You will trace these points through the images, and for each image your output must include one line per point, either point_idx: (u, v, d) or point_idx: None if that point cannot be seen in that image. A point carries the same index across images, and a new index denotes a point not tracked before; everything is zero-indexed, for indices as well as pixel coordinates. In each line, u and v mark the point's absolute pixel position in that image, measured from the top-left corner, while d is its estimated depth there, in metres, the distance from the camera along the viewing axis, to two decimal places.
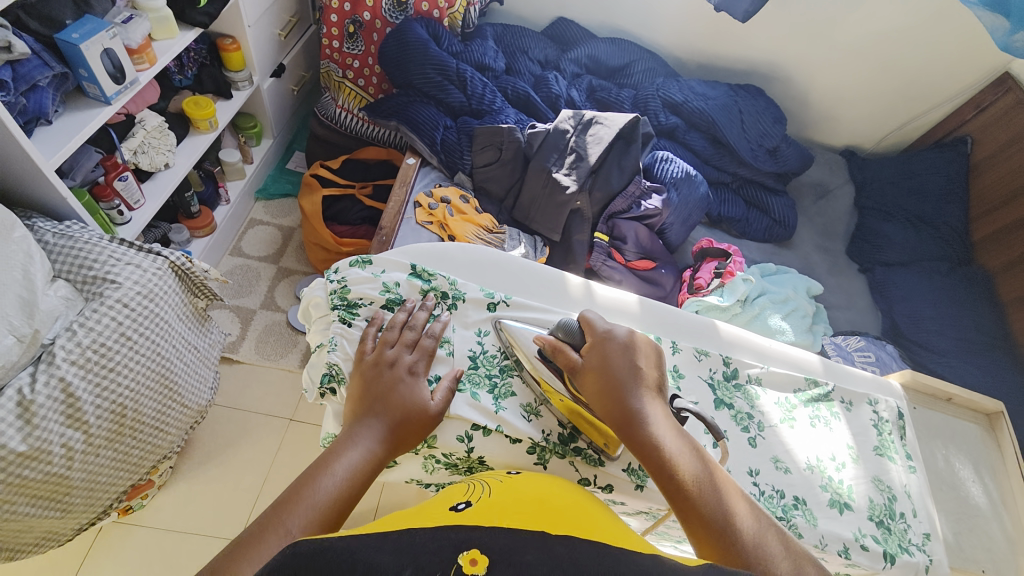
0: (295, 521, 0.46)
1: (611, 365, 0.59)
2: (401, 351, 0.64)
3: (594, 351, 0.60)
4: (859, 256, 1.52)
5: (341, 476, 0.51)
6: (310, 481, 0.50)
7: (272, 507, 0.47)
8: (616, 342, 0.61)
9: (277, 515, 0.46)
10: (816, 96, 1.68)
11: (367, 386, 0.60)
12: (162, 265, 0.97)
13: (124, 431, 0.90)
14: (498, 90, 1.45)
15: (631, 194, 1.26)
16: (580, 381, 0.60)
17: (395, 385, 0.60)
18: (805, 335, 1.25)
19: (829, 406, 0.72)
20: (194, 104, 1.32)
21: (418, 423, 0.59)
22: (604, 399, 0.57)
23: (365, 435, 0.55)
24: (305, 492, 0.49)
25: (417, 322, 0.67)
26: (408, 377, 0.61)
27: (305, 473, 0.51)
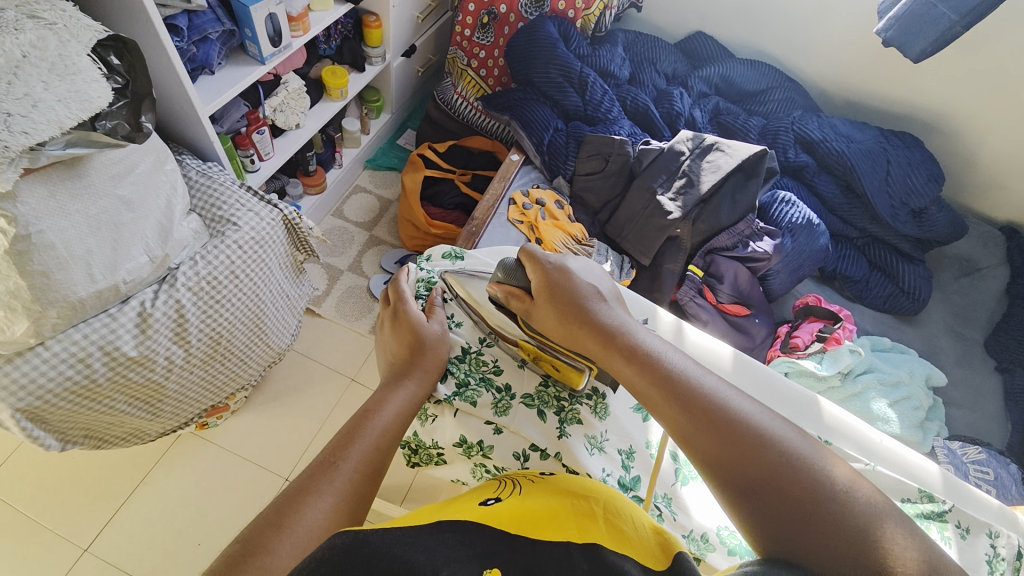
0: (349, 463, 0.50)
1: (572, 284, 0.62)
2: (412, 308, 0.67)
3: (540, 280, 0.62)
4: (1000, 352, 1.28)
5: (382, 424, 0.54)
6: (355, 435, 0.52)
7: (326, 456, 0.51)
8: (560, 270, 0.63)
9: (331, 463, 0.50)
10: (986, 157, 1.44)
11: (400, 342, 0.64)
12: (276, 216, 1.05)
13: (217, 355, 1.00)
14: (618, 99, 1.40)
15: (739, 232, 1.16)
16: (534, 309, 0.63)
17: (405, 329, 0.64)
18: (915, 431, 1.07)
19: (940, 528, 0.60)
20: (331, 74, 1.43)
21: (436, 349, 0.64)
22: (568, 322, 0.60)
23: (394, 383, 0.59)
24: (354, 442, 0.52)
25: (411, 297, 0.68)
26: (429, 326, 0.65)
27: (351, 420, 0.54)
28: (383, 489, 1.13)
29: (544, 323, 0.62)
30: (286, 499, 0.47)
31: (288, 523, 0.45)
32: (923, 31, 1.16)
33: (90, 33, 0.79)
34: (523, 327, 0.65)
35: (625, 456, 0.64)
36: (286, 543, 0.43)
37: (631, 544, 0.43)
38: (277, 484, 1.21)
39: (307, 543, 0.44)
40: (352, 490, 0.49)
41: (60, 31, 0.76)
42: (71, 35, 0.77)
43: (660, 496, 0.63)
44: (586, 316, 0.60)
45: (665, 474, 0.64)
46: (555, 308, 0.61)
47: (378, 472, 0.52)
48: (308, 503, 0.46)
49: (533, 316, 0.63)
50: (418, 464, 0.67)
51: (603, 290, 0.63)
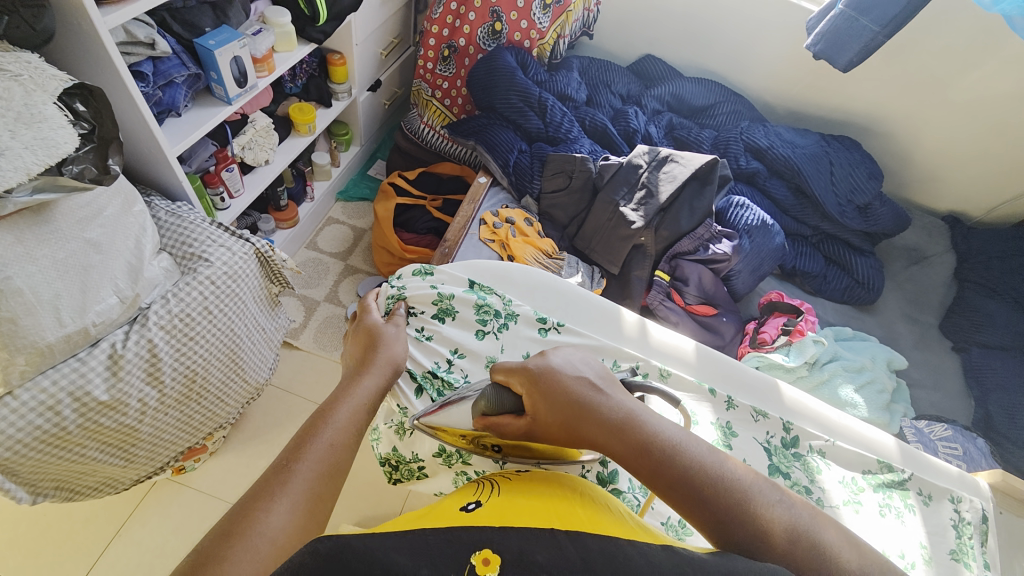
0: (304, 466, 0.49)
1: (567, 385, 0.52)
2: (375, 316, 0.67)
3: (533, 391, 0.52)
4: (954, 333, 1.36)
5: (338, 424, 0.53)
6: (308, 439, 0.51)
7: (280, 463, 0.49)
8: (549, 371, 0.53)
9: (284, 468, 0.48)
10: (919, 154, 1.56)
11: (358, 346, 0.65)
12: (248, 250, 1.06)
13: (192, 395, 0.99)
14: (577, 120, 1.47)
15: (699, 236, 1.22)
16: (535, 427, 0.52)
17: (367, 337, 0.65)
18: (882, 413, 1.12)
19: (903, 496, 0.63)
20: (298, 110, 1.46)
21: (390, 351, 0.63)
22: (572, 437, 0.50)
23: (360, 386, 0.58)
24: (309, 445, 0.51)
25: (375, 306, 0.69)
26: (385, 328, 0.66)
27: (302, 429, 0.53)
28: (371, 519, 1.11)
29: (547, 434, 0.52)
30: (242, 508, 0.45)
31: (246, 529, 0.43)
32: (848, 43, 1.27)
33: (55, 82, 0.81)
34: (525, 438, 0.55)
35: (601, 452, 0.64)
36: (242, 550, 0.42)
37: (608, 525, 0.44)
38: None
39: (266, 552, 0.43)
40: (310, 490, 0.48)
41: (24, 81, 0.78)
42: (35, 84, 0.79)
43: (638, 487, 0.63)
44: (590, 421, 0.50)
45: None
46: (555, 421, 0.51)
47: (338, 472, 0.51)
48: (265, 506, 0.45)
49: (532, 433, 0.52)
50: (399, 480, 0.68)
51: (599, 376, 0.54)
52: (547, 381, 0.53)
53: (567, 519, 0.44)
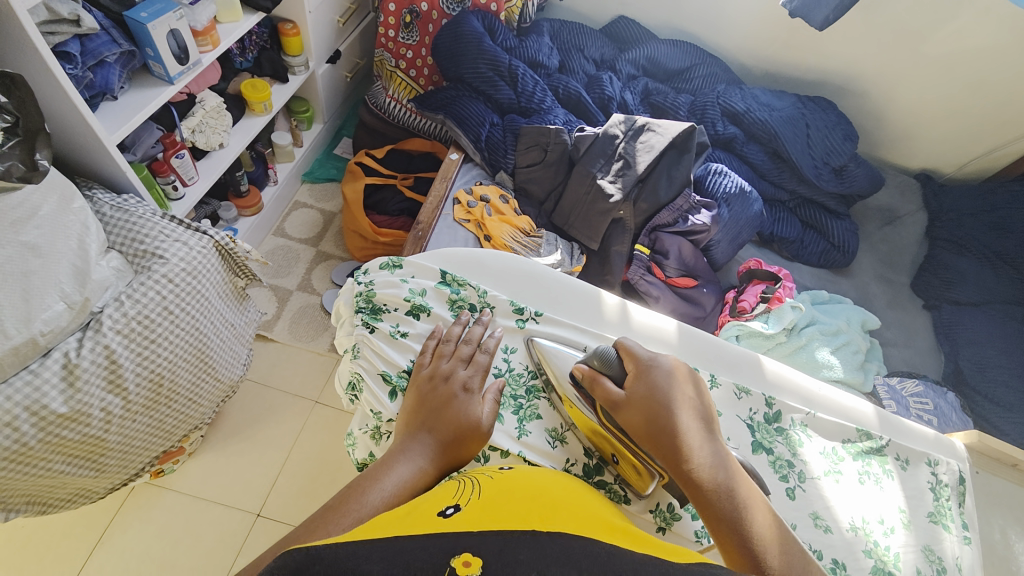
0: (337, 527, 0.39)
1: (667, 394, 0.52)
2: (455, 365, 0.55)
3: (640, 380, 0.53)
4: (925, 291, 1.40)
5: (389, 490, 0.43)
6: (357, 494, 0.43)
7: (317, 517, 0.41)
8: (662, 369, 0.54)
9: (319, 522, 0.40)
10: (893, 113, 1.55)
11: (421, 401, 0.52)
12: (207, 244, 1.00)
13: (160, 399, 0.94)
14: (550, 89, 1.41)
15: (678, 207, 1.20)
16: (622, 406, 0.52)
17: (450, 399, 0.52)
18: (856, 373, 1.15)
19: (881, 462, 0.64)
20: (251, 87, 1.36)
21: (470, 427, 0.51)
22: (656, 436, 0.50)
23: (418, 450, 0.47)
24: (351, 504, 0.42)
25: (477, 338, 0.59)
26: (462, 394, 0.53)
27: (350, 483, 0.44)
28: None
29: (630, 421, 0.51)
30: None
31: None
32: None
33: None
34: (601, 417, 0.54)
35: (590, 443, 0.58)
36: None
37: (594, 527, 0.40)
38: (247, 521, 1.16)
39: None
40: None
41: None
42: None
43: None
44: (676, 434, 0.49)
45: None
46: (645, 408, 0.51)
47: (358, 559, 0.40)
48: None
49: (620, 411, 0.52)
50: None
51: (706, 409, 0.53)
52: (651, 375, 0.54)
53: (550, 521, 0.39)
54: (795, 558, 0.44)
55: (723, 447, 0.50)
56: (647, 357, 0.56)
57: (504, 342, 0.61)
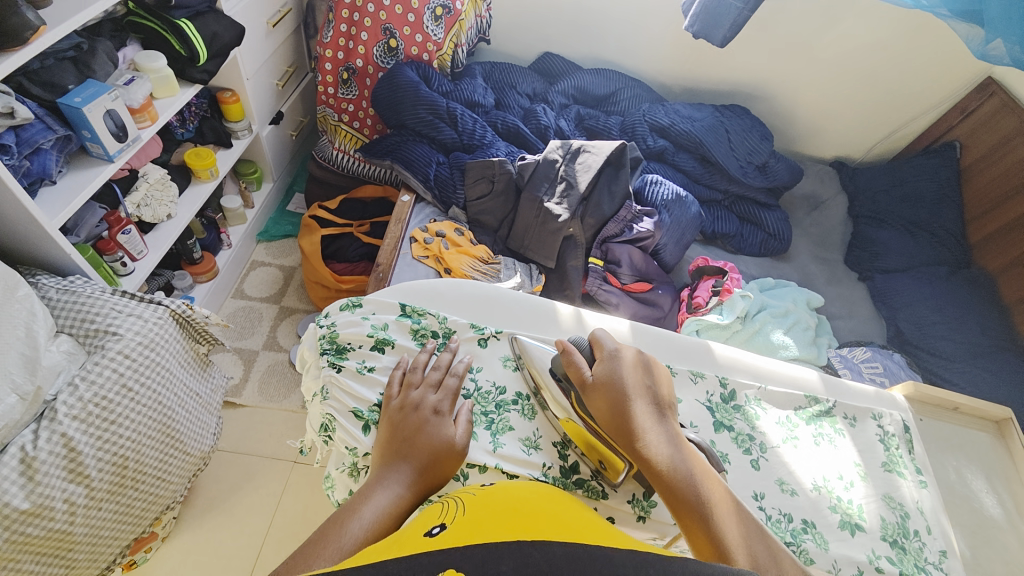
0: (321, 562, 0.40)
1: (626, 382, 0.57)
2: (425, 393, 0.57)
3: (605, 374, 0.58)
4: (857, 265, 1.52)
5: (369, 519, 0.45)
6: (337, 526, 0.44)
7: (298, 553, 0.41)
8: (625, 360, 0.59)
9: (303, 556, 0.41)
10: (800, 112, 1.72)
11: (393, 431, 0.54)
12: (163, 313, 0.99)
13: (126, 482, 0.90)
14: (489, 125, 1.49)
15: (623, 218, 1.28)
16: (595, 391, 0.57)
17: (421, 426, 0.53)
18: (810, 348, 1.25)
19: (832, 423, 0.69)
20: (195, 156, 1.37)
21: (443, 449, 0.52)
22: (620, 417, 0.55)
23: (394, 478, 0.49)
24: (332, 537, 0.43)
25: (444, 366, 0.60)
26: (433, 417, 0.55)
27: (329, 517, 0.45)
28: None
29: (599, 406, 0.56)
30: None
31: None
32: (720, 21, 1.37)
33: None
34: (578, 404, 0.59)
35: (562, 447, 0.61)
36: None
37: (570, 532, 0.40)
38: None
39: None
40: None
41: None
42: None
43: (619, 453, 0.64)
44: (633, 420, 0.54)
45: None
46: (613, 397, 0.56)
47: None
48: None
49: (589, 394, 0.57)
50: None
51: (661, 394, 0.57)
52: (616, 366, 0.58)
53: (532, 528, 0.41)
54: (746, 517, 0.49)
55: (677, 431, 0.55)
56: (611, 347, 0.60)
57: (471, 364, 0.63)
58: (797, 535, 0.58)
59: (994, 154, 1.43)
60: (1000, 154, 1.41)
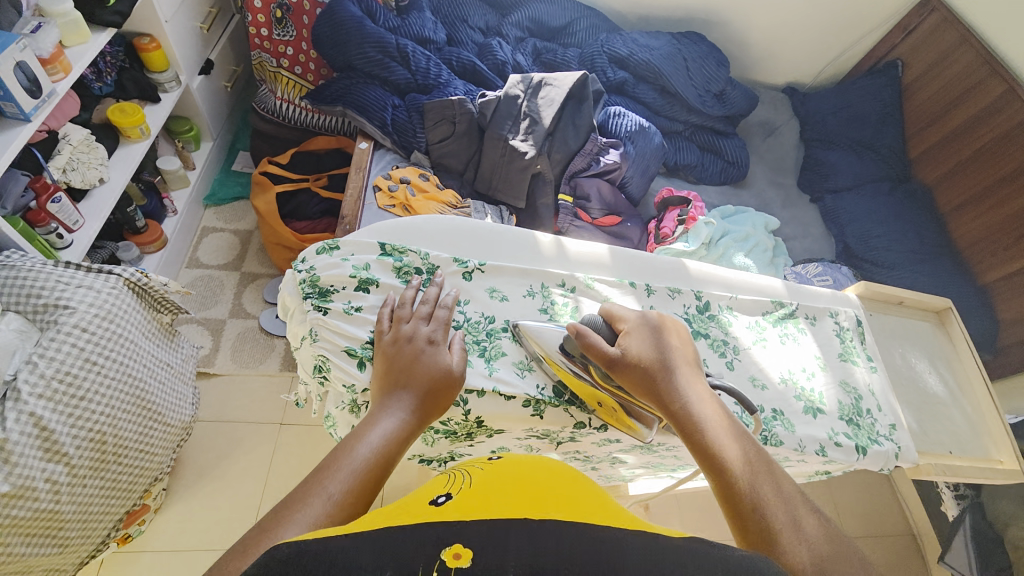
0: (336, 485, 0.42)
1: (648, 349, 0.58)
2: (417, 325, 0.57)
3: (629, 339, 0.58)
4: (809, 187, 1.59)
5: (377, 442, 0.46)
6: (346, 449, 0.45)
7: (310, 476, 0.43)
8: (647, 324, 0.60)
9: (316, 478, 0.42)
10: (754, 37, 1.72)
11: (389, 363, 0.54)
12: (117, 283, 0.92)
13: (107, 457, 0.88)
14: (443, 62, 1.41)
15: (589, 151, 1.27)
16: (624, 365, 0.56)
17: (417, 356, 0.54)
18: (768, 268, 1.32)
19: (795, 323, 0.75)
20: (120, 112, 1.24)
21: (441, 382, 0.54)
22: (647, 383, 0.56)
23: (397, 405, 0.50)
24: (343, 459, 0.44)
25: (435, 299, 0.61)
26: (429, 347, 0.55)
27: (337, 443, 0.46)
28: None
29: (624, 374, 0.57)
30: (259, 526, 0.39)
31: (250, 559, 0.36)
32: None
33: None
34: (596, 376, 0.59)
35: None
36: None
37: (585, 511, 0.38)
38: None
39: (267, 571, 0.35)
40: (331, 519, 0.40)
41: None
42: None
43: None
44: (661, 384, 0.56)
45: None
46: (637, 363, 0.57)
47: (363, 506, 0.42)
48: (281, 530, 0.38)
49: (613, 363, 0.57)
50: None
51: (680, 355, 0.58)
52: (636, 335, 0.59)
53: (543, 501, 0.39)
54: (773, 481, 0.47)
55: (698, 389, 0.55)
56: (633, 318, 0.61)
57: (459, 298, 0.63)
58: (769, 422, 0.64)
59: (935, 69, 1.50)
60: (941, 68, 1.48)
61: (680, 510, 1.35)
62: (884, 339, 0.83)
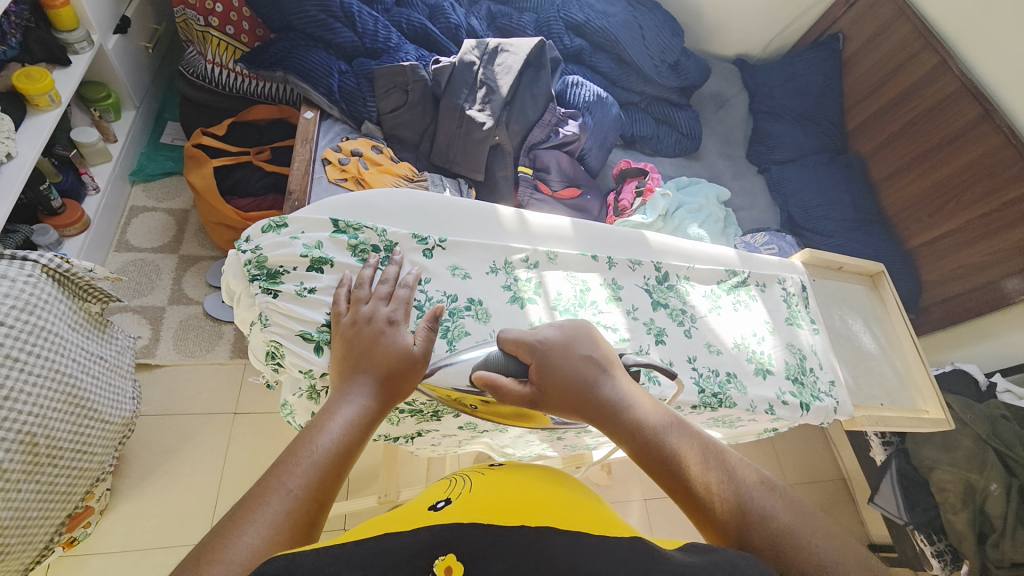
0: (296, 480, 0.42)
1: (568, 366, 0.54)
2: (375, 305, 0.55)
3: (543, 366, 0.54)
4: (758, 158, 1.65)
5: (337, 431, 0.46)
6: (307, 440, 0.45)
7: (270, 469, 0.43)
8: (553, 341, 0.56)
9: (274, 474, 0.42)
10: (708, 6, 1.73)
11: (347, 346, 0.52)
12: (34, 271, 0.82)
13: (41, 460, 0.82)
14: (392, 25, 1.32)
15: (547, 122, 1.25)
16: (540, 400, 0.53)
17: (377, 338, 0.52)
18: (720, 238, 1.38)
19: (747, 291, 0.78)
20: (25, 78, 1.07)
21: (400, 367, 0.51)
22: (574, 403, 0.53)
23: (357, 390, 0.49)
24: (303, 451, 0.44)
25: (397, 278, 0.58)
26: (388, 328, 0.53)
27: (298, 432, 0.46)
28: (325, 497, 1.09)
29: (552, 401, 0.53)
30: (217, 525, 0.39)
31: (209, 562, 0.36)
32: None
33: None
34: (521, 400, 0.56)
35: None
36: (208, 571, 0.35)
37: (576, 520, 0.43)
38: None
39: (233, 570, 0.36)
40: (291, 514, 0.40)
41: None
42: None
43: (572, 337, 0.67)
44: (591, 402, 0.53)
45: None
46: (559, 388, 0.53)
47: (321, 500, 0.43)
48: (239, 530, 0.38)
49: (531, 393, 0.54)
50: None
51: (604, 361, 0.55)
52: (550, 358, 0.55)
53: (533, 509, 0.43)
54: (721, 472, 0.48)
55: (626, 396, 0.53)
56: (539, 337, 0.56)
57: (420, 276, 0.61)
58: (723, 385, 0.68)
59: (874, 41, 1.56)
60: (880, 41, 1.54)
61: (639, 471, 1.42)
62: (826, 302, 0.88)
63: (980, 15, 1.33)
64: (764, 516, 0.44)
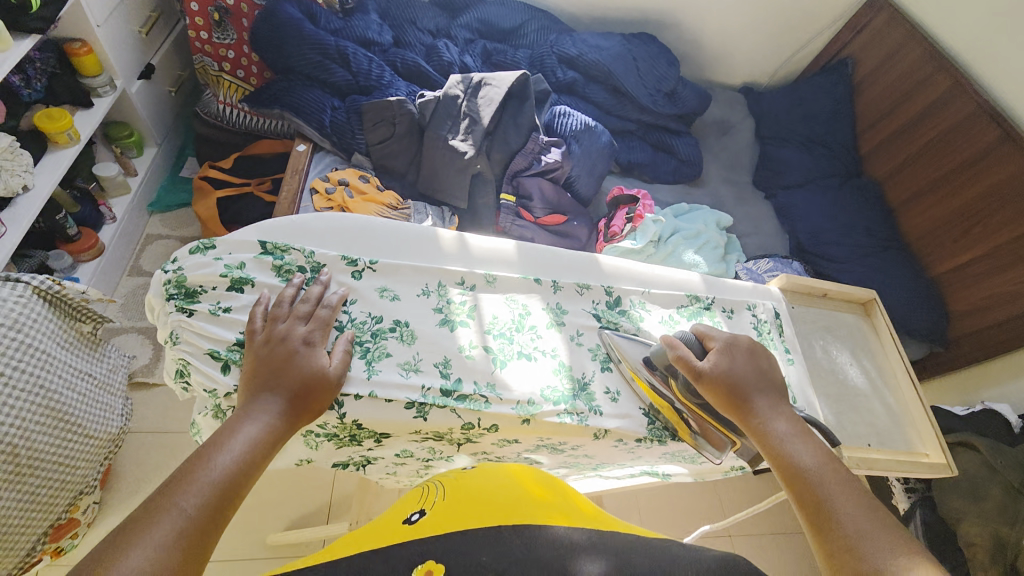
0: (189, 500, 0.42)
1: (742, 371, 0.63)
2: (294, 324, 0.56)
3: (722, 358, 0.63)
4: (763, 184, 1.59)
5: (239, 450, 0.47)
6: (203, 459, 0.45)
7: (159, 490, 0.42)
8: (739, 346, 0.65)
9: (165, 496, 0.41)
10: (708, 37, 1.72)
11: (258, 365, 0.53)
12: (25, 291, 0.88)
13: (21, 470, 0.85)
14: (387, 64, 1.39)
15: (530, 151, 1.26)
16: (709, 376, 0.62)
17: (291, 356, 0.54)
18: (719, 265, 1.32)
19: (711, 316, 0.75)
20: (46, 117, 1.18)
21: (314, 386, 0.54)
22: (735, 400, 0.61)
23: (264, 409, 0.50)
24: (199, 470, 0.44)
25: (319, 298, 0.60)
26: (304, 347, 0.55)
27: (193, 451, 0.45)
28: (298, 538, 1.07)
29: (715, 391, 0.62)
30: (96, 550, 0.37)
31: None
32: None
33: None
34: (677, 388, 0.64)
35: (442, 366, 0.63)
36: None
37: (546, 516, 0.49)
38: None
39: None
40: (182, 535, 0.40)
41: None
42: None
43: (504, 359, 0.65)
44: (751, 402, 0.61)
45: (481, 364, 0.64)
46: (726, 382, 0.62)
47: (219, 520, 0.42)
48: (124, 553, 0.36)
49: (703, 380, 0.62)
50: None
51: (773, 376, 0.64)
52: (727, 355, 0.64)
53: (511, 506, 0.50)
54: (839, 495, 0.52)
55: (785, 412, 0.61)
56: (720, 338, 0.65)
57: (346, 297, 0.62)
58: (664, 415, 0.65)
59: (886, 64, 1.50)
60: (893, 63, 1.48)
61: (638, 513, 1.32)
62: (809, 331, 0.82)
63: (994, 33, 1.27)
64: (872, 542, 0.47)
